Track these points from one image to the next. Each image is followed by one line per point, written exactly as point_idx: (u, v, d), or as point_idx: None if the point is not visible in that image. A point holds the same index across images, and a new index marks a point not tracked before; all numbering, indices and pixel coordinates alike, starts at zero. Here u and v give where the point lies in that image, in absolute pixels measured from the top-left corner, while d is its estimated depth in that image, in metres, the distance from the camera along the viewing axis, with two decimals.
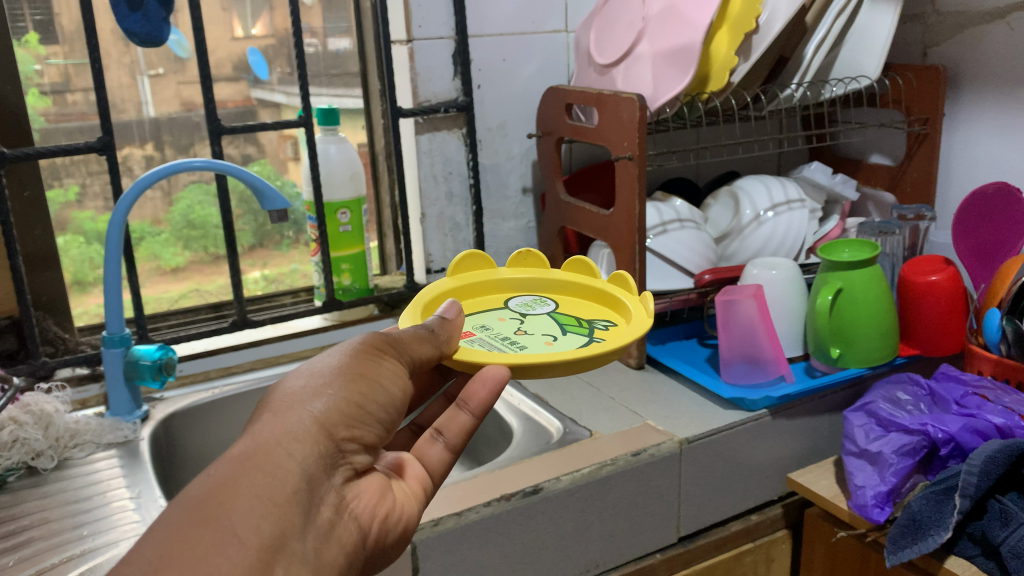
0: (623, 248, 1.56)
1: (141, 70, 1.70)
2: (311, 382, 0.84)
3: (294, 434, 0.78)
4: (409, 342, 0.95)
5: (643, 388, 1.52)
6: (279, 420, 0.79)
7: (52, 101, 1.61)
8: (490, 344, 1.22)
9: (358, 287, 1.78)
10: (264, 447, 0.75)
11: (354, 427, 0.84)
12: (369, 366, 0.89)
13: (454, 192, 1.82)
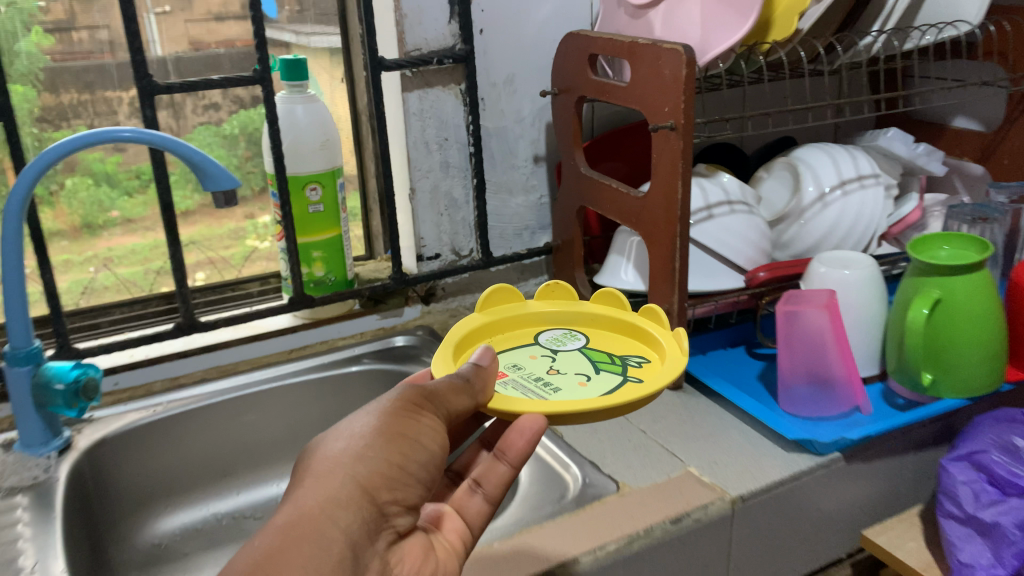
0: (660, 241, 1.24)
1: (145, 5, 1.39)
2: (352, 445, 0.80)
3: (336, 500, 0.75)
4: (446, 393, 0.88)
5: (681, 418, 1.22)
6: (320, 485, 0.76)
7: (57, 40, 1.36)
8: (522, 388, 1.07)
9: (334, 280, 1.47)
10: (311, 514, 0.73)
11: (396, 489, 0.80)
12: (410, 424, 0.83)
13: (451, 162, 1.50)
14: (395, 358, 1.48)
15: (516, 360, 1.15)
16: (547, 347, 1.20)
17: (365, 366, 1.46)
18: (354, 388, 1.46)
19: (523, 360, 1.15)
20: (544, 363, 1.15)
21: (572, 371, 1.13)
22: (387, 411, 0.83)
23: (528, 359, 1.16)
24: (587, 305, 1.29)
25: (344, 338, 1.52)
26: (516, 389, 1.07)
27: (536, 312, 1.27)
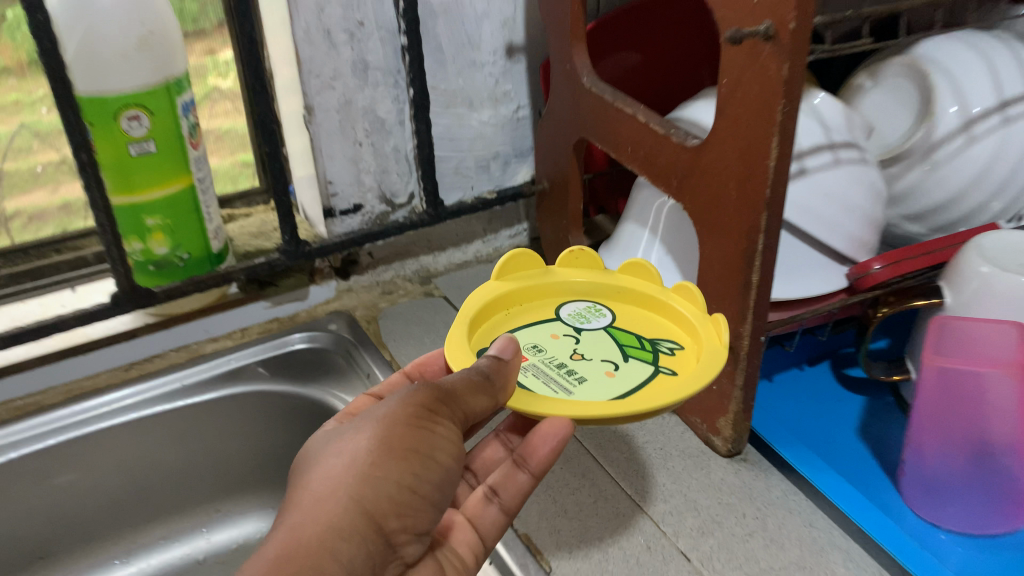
0: (727, 229, 0.71)
1: None
2: (350, 465, 0.57)
3: (339, 530, 0.54)
4: (461, 394, 0.62)
5: (746, 524, 0.74)
6: (314, 509, 0.55)
7: None
8: (542, 374, 0.67)
9: (187, 258, 0.94)
10: (307, 546, 0.53)
11: (405, 519, 0.57)
12: (415, 436, 0.59)
13: (372, 62, 0.93)
14: (292, 371, 0.98)
15: (532, 339, 0.72)
16: (572, 326, 0.74)
17: (242, 389, 0.96)
18: (230, 419, 0.97)
19: (539, 336, 0.72)
20: (568, 344, 0.71)
21: (599, 356, 0.70)
22: (395, 404, 0.61)
23: (547, 337, 0.72)
24: (614, 274, 0.79)
25: (217, 341, 1.00)
26: (536, 374, 0.68)
27: (553, 277, 0.78)
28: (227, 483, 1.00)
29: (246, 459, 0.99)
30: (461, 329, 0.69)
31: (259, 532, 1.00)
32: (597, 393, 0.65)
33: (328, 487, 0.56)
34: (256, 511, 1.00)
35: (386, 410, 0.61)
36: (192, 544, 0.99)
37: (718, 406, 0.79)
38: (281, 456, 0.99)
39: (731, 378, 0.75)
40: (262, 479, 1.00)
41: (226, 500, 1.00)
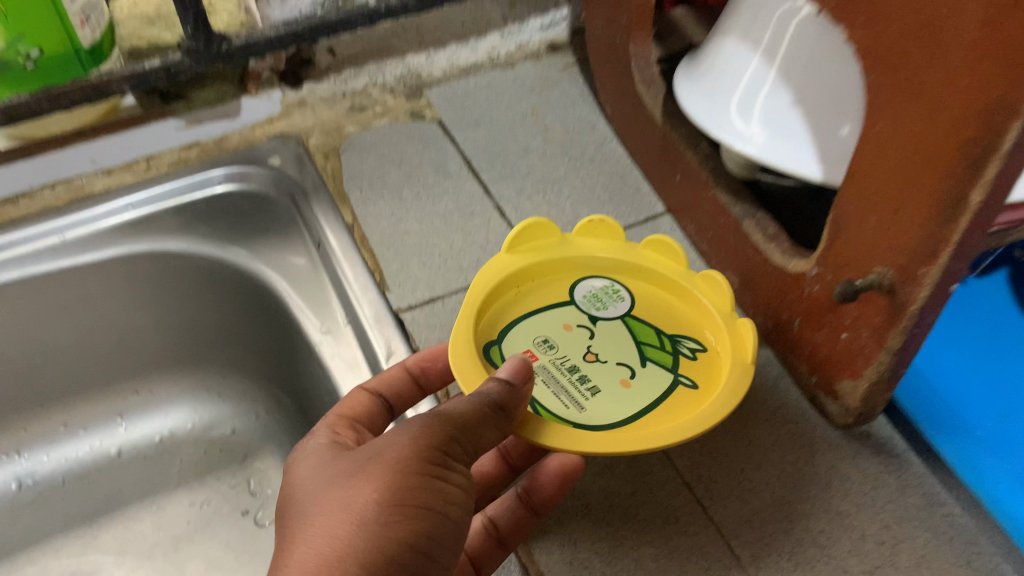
0: (936, 102, 0.37)
1: None
2: (341, 538, 0.34)
3: None
4: (474, 427, 0.39)
5: (864, 556, 0.48)
6: None
7: None
8: (552, 382, 0.48)
9: (36, 55, 0.61)
10: None
11: None
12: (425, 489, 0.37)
13: None
14: (217, 223, 0.69)
15: (538, 330, 0.52)
16: (585, 313, 0.53)
17: (144, 249, 0.67)
18: (133, 287, 0.69)
19: (546, 324, 0.52)
20: (581, 342, 0.51)
21: (617, 357, 0.50)
22: (399, 429, 0.39)
23: (554, 324, 0.52)
24: (637, 246, 0.56)
25: (111, 175, 0.71)
26: (542, 382, 0.48)
27: (567, 245, 0.55)
28: (144, 360, 0.74)
29: (164, 335, 0.73)
30: (469, 322, 0.48)
31: (190, 423, 0.77)
32: (619, 414, 0.47)
33: (329, 543, 0.34)
34: (185, 396, 0.77)
35: (386, 439, 0.39)
36: (107, 436, 0.76)
37: (846, 365, 0.50)
38: (210, 333, 0.73)
39: (881, 337, 0.46)
40: (189, 359, 0.75)
41: (144, 379, 0.76)
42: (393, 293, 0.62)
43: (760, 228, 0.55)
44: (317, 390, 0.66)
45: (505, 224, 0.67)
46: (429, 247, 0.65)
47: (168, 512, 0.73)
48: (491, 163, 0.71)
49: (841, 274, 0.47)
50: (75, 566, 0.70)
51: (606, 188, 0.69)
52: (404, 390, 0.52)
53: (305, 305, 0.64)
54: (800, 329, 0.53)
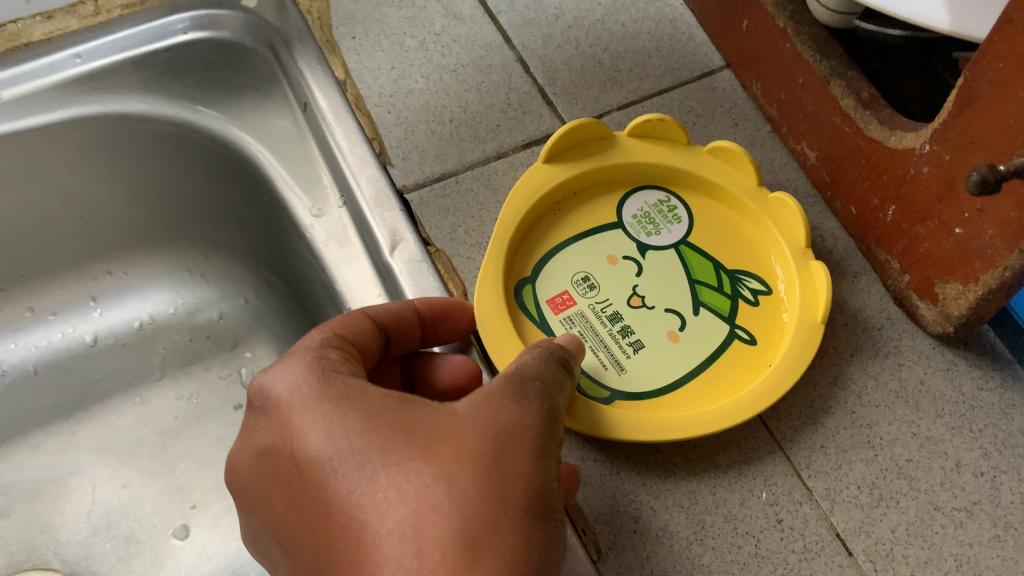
0: None
1: None
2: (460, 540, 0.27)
3: None
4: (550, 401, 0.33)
5: (959, 490, 0.41)
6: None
7: None
8: (590, 335, 0.44)
9: None
10: None
11: None
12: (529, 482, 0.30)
13: None
14: (183, 79, 0.57)
15: (579, 264, 0.47)
16: (635, 239, 0.47)
17: (98, 111, 0.56)
18: (90, 157, 0.58)
19: (589, 255, 0.47)
20: (624, 280, 0.46)
21: (666, 302, 0.45)
22: (496, 396, 0.32)
23: (597, 256, 0.47)
24: (697, 152, 0.48)
25: (51, 20, 0.57)
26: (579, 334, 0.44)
27: (617, 150, 0.48)
28: (114, 237, 0.64)
29: (133, 211, 0.62)
30: (492, 273, 0.44)
31: (173, 307, 0.68)
32: (659, 381, 0.43)
33: (460, 531, 0.27)
34: (164, 275, 0.67)
35: (472, 405, 0.31)
36: (80, 320, 0.66)
37: (956, 265, 0.40)
38: (186, 205, 0.63)
39: (1015, 236, 0.36)
40: (165, 233, 0.65)
41: (117, 259, 0.66)
42: (396, 168, 0.52)
43: (852, 91, 0.44)
44: (310, 276, 0.57)
45: (530, 81, 0.55)
46: (439, 110, 0.54)
47: (152, 405, 0.65)
48: (511, 4, 0.59)
49: (967, 154, 0.37)
50: (54, 466, 0.63)
51: (651, 36, 0.57)
52: (410, 332, 0.42)
53: (291, 177, 0.55)
54: (896, 218, 0.44)
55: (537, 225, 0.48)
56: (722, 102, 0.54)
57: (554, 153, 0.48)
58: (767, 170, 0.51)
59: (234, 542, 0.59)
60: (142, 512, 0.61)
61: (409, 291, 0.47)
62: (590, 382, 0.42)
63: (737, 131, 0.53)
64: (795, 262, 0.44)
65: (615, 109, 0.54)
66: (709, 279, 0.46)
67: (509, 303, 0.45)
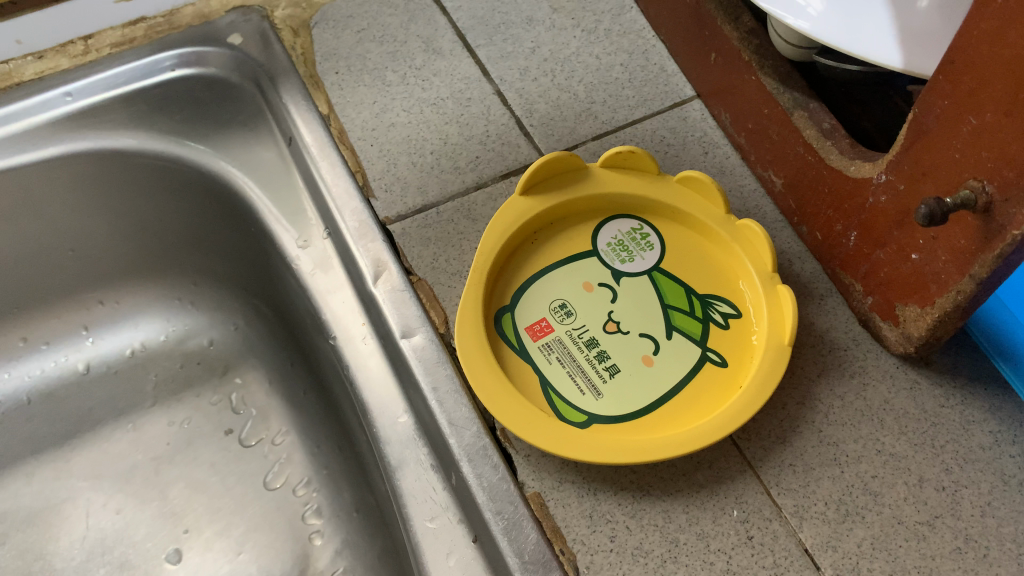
0: None
1: None
2: None
3: None
4: None
5: (922, 504, 0.42)
6: None
7: None
8: (568, 360, 0.46)
9: None
10: None
11: None
12: None
13: None
14: (172, 114, 0.59)
15: (556, 292, 0.48)
16: (610, 266, 0.49)
17: (91, 146, 0.57)
18: (81, 190, 0.59)
19: (566, 283, 0.49)
20: (600, 306, 0.48)
21: (641, 327, 0.47)
22: None
23: (574, 283, 0.49)
24: (668, 182, 0.50)
25: (43, 59, 0.59)
26: (557, 360, 0.46)
27: (590, 181, 0.50)
28: (106, 268, 0.65)
29: (124, 242, 0.64)
30: (475, 303, 0.46)
31: (164, 334, 0.69)
32: (635, 404, 0.44)
33: None
34: (155, 303, 0.69)
35: None
36: (73, 349, 0.68)
37: (915, 288, 0.42)
38: (175, 236, 0.64)
39: (965, 262, 0.38)
40: (156, 263, 0.66)
41: (108, 288, 0.67)
42: (378, 200, 0.54)
43: (814, 121, 0.46)
44: (296, 305, 0.58)
45: (508, 114, 0.57)
46: (420, 143, 0.56)
47: (145, 431, 0.66)
48: (489, 38, 0.61)
49: (919, 184, 0.39)
50: (48, 493, 0.64)
51: (624, 69, 0.59)
52: None
53: (277, 209, 0.57)
54: (858, 243, 0.45)
55: (515, 254, 0.49)
56: (693, 131, 0.56)
57: (530, 186, 0.50)
58: (737, 197, 0.53)
59: (226, 565, 0.60)
60: (135, 537, 0.61)
61: (392, 319, 0.49)
62: (568, 407, 0.44)
63: (707, 159, 0.55)
64: (762, 286, 0.46)
65: (590, 140, 0.56)
66: (682, 304, 0.48)
67: (490, 331, 0.47)
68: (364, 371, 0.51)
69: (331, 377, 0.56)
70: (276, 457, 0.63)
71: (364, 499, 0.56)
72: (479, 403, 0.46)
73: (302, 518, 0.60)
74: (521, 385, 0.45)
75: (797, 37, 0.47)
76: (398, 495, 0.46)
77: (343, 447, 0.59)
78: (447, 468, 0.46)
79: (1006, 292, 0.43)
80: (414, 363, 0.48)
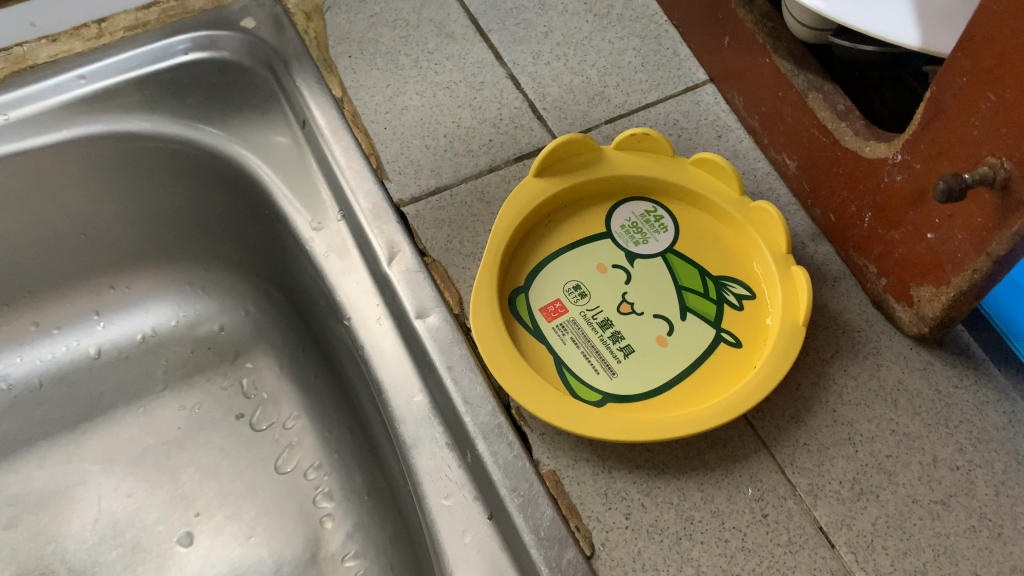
0: None
1: None
2: None
3: None
4: None
5: (936, 483, 0.42)
6: None
7: None
8: (582, 341, 0.46)
9: None
10: None
11: None
12: None
13: None
14: (185, 99, 0.59)
15: (570, 273, 0.49)
16: (624, 248, 0.49)
17: (105, 129, 0.57)
18: (95, 174, 0.59)
19: (580, 264, 0.49)
20: (614, 287, 0.48)
21: (655, 308, 0.47)
22: None
23: (588, 265, 0.49)
24: (682, 164, 0.51)
25: (57, 42, 0.59)
26: (571, 340, 0.46)
27: (604, 163, 0.50)
28: (118, 252, 0.65)
29: (136, 226, 0.64)
30: (490, 283, 0.46)
31: (174, 319, 0.69)
32: (650, 384, 0.44)
33: None
34: (166, 288, 0.69)
35: None
36: (84, 334, 0.68)
37: (929, 268, 0.42)
38: (187, 220, 0.64)
39: (982, 240, 0.38)
40: (167, 248, 0.67)
41: (120, 273, 0.67)
42: (392, 182, 0.54)
43: (829, 103, 0.46)
44: (308, 288, 0.58)
45: (521, 97, 0.57)
46: (433, 126, 0.56)
47: (156, 416, 0.66)
48: (501, 23, 0.61)
49: (936, 163, 0.39)
50: (60, 476, 0.64)
51: (637, 53, 0.60)
52: None
53: (290, 193, 0.57)
54: (873, 224, 0.46)
55: (529, 236, 0.50)
56: (706, 115, 0.56)
57: (545, 168, 0.50)
58: (750, 180, 0.53)
59: (238, 548, 0.60)
60: (147, 520, 0.61)
61: (407, 301, 0.50)
62: (583, 386, 0.44)
63: (719, 143, 0.55)
64: (777, 267, 0.46)
65: (602, 124, 0.56)
66: (696, 285, 0.48)
67: (505, 312, 0.47)
68: (379, 352, 0.51)
69: (343, 359, 0.56)
70: (287, 441, 0.63)
71: (376, 482, 0.56)
72: (494, 383, 0.46)
73: (313, 501, 0.60)
74: (536, 365, 0.45)
75: (813, 18, 0.47)
76: (413, 474, 0.46)
77: (355, 430, 0.59)
78: (462, 447, 0.46)
79: (1021, 272, 0.43)
80: (429, 343, 0.48)
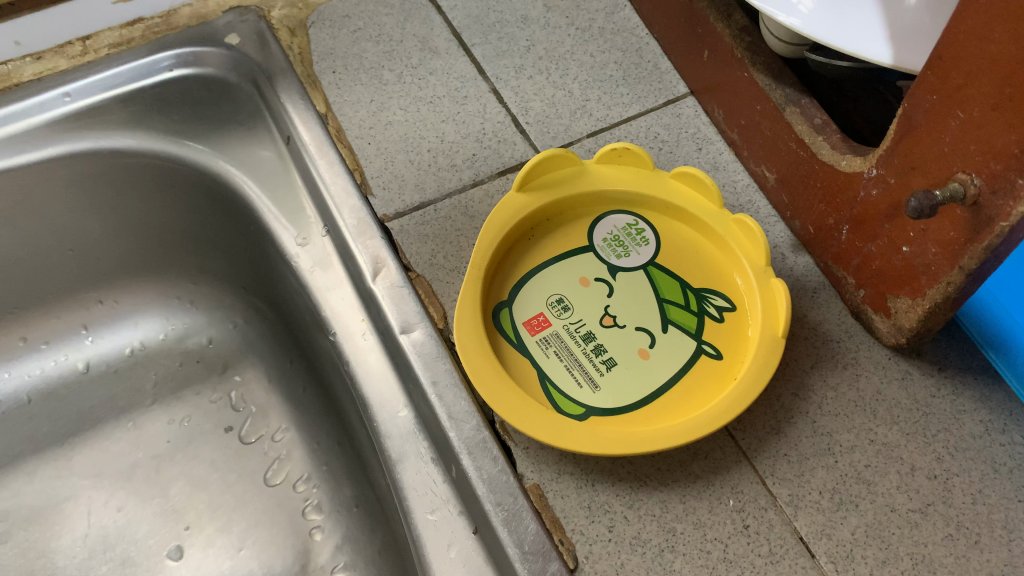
0: None
1: None
2: None
3: None
4: None
5: (915, 492, 0.43)
6: None
7: None
8: (565, 354, 0.47)
9: None
10: None
11: None
12: None
13: None
14: (170, 115, 0.59)
15: (553, 287, 0.49)
16: (606, 262, 0.50)
17: (89, 147, 0.58)
18: (79, 191, 0.59)
19: (563, 278, 0.49)
20: (597, 301, 0.49)
21: (637, 321, 0.48)
22: None
23: (571, 279, 0.49)
24: (662, 177, 0.51)
25: (41, 60, 0.59)
26: (554, 354, 0.47)
27: (586, 178, 0.51)
28: (105, 268, 0.65)
29: (122, 242, 0.64)
30: (475, 297, 0.46)
31: (163, 333, 0.69)
32: (631, 397, 0.45)
33: None
34: (155, 302, 0.69)
35: None
36: (72, 349, 0.68)
37: (906, 280, 0.43)
38: (174, 234, 0.64)
39: (955, 254, 0.39)
40: (154, 263, 0.67)
41: (108, 288, 0.67)
42: (377, 198, 0.54)
43: (806, 117, 0.47)
44: (294, 302, 0.59)
45: (504, 111, 0.58)
46: (417, 140, 0.57)
47: (146, 430, 0.66)
48: (485, 37, 0.62)
49: (909, 178, 0.40)
50: (50, 492, 0.64)
51: (618, 66, 0.60)
52: None
53: (275, 207, 0.57)
54: (850, 237, 0.46)
55: (512, 250, 0.50)
56: (686, 128, 0.57)
57: (528, 183, 0.50)
58: (731, 192, 0.54)
59: (228, 561, 0.60)
60: (137, 534, 0.62)
61: (391, 315, 0.50)
62: (566, 400, 0.45)
63: (700, 155, 0.56)
64: (756, 278, 0.47)
65: (585, 137, 0.57)
66: (678, 300, 0.48)
67: (488, 327, 0.47)
68: (365, 367, 0.51)
69: (330, 373, 0.57)
70: (276, 454, 0.64)
71: (363, 493, 0.57)
72: (478, 397, 0.47)
73: (302, 513, 0.61)
74: (519, 380, 0.46)
75: (789, 33, 0.48)
76: (399, 488, 0.47)
77: (343, 443, 0.59)
78: (447, 462, 0.46)
79: (996, 283, 0.43)
80: (414, 358, 0.48)
